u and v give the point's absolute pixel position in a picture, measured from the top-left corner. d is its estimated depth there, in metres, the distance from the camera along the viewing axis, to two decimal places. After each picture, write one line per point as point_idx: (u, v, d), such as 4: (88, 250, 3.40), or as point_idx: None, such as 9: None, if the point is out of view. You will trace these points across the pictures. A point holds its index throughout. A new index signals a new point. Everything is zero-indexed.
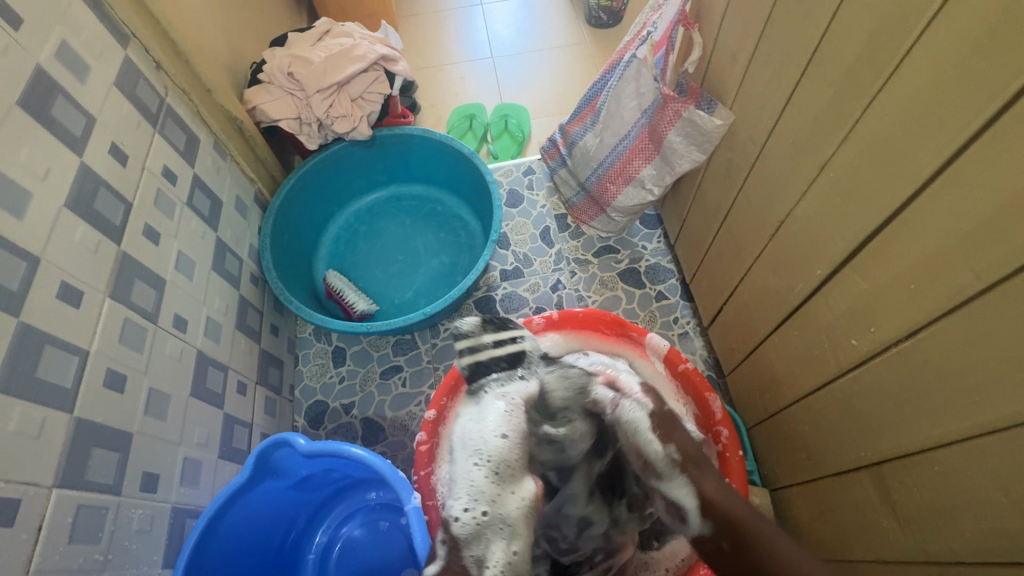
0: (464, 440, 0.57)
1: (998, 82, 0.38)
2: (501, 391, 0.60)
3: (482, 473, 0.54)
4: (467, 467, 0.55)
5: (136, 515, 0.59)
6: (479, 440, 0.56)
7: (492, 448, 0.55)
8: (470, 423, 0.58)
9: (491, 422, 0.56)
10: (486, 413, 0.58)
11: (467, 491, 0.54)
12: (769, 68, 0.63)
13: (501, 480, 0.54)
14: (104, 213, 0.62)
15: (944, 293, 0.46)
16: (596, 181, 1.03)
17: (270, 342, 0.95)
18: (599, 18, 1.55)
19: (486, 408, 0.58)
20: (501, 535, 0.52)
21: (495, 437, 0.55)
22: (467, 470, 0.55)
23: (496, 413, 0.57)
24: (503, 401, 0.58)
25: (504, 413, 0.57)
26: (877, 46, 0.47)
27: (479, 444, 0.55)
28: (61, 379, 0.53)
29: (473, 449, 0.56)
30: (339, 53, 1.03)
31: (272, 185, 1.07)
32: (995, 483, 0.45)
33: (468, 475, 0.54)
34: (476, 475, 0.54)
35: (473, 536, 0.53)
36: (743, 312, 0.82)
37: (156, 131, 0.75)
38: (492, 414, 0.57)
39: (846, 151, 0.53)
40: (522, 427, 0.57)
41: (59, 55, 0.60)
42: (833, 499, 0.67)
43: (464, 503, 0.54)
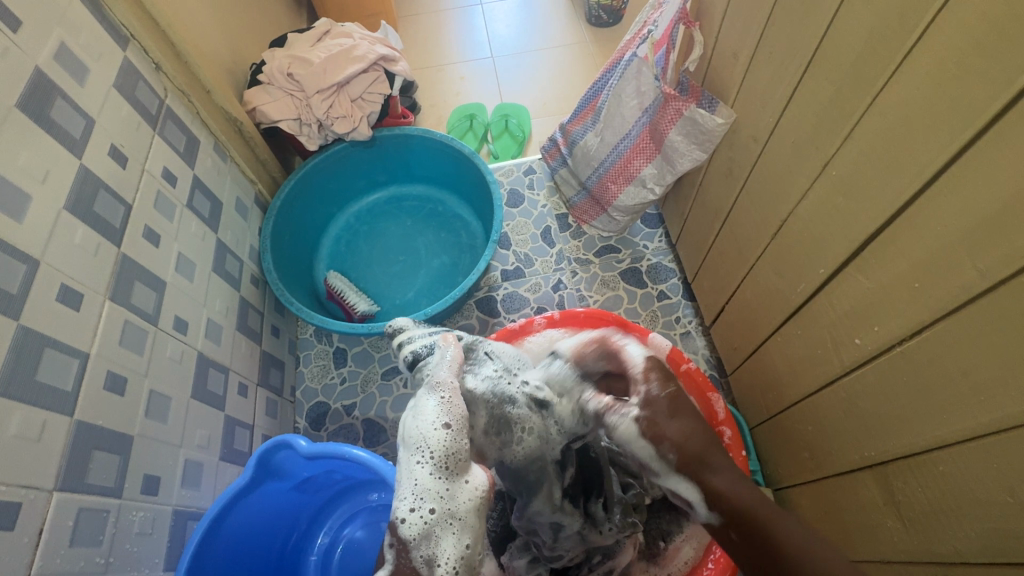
0: (406, 435, 0.49)
1: (1002, 79, 0.38)
2: (435, 380, 0.52)
3: (425, 468, 0.46)
4: (409, 465, 0.47)
5: (138, 518, 0.59)
6: (422, 432, 0.48)
7: (434, 440, 0.47)
8: (410, 416, 0.50)
9: (430, 412, 0.49)
10: (427, 402, 0.50)
11: (412, 489, 0.46)
12: (770, 66, 0.63)
13: (446, 475, 0.46)
14: (104, 215, 0.62)
15: (947, 292, 0.46)
16: (597, 180, 1.03)
17: (271, 344, 0.94)
18: (599, 18, 1.54)
19: (428, 396, 0.50)
20: (453, 532, 0.45)
21: (437, 427, 0.48)
22: (409, 467, 0.47)
23: (437, 401, 0.50)
24: (436, 388, 0.51)
25: (443, 401, 0.49)
26: (879, 44, 0.47)
27: (422, 436, 0.48)
28: (62, 382, 0.53)
29: (414, 446, 0.47)
30: (339, 54, 1.02)
31: (272, 186, 1.07)
32: (1001, 483, 0.45)
33: (411, 473, 0.46)
34: (418, 471, 0.46)
35: (423, 537, 0.44)
36: (745, 311, 0.82)
37: (156, 133, 0.74)
38: (433, 403, 0.49)
39: (849, 149, 0.53)
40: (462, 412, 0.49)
41: (58, 57, 0.60)
42: (837, 499, 0.67)
43: (409, 502, 0.45)
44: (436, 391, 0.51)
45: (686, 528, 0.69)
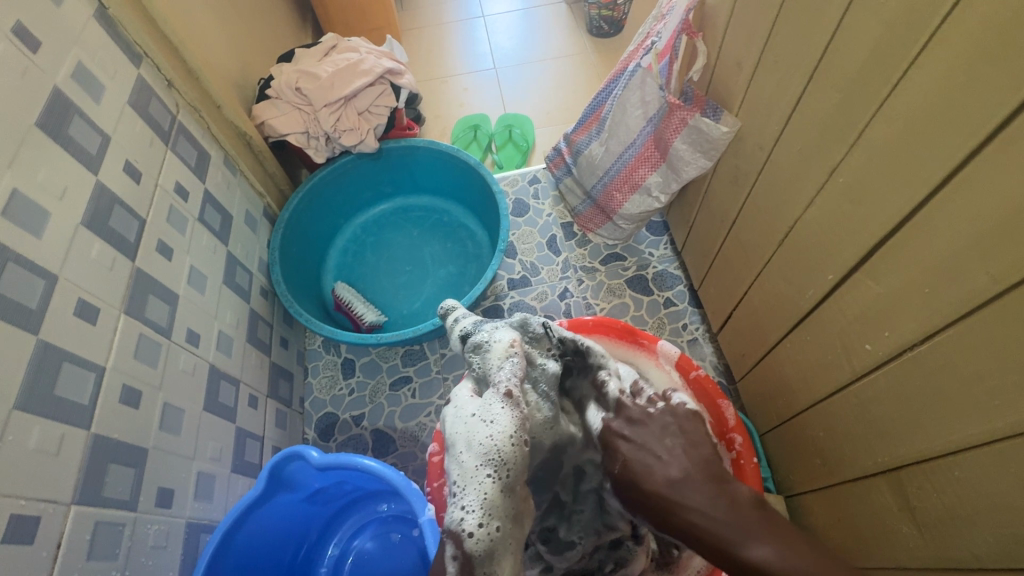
0: (474, 444, 0.46)
1: (1008, 88, 0.38)
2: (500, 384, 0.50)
3: (496, 484, 0.44)
4: (476, 476, 0.44)
5: (153, 531, 0.59)
6: (494, 441, 0.45)
7: (509, 454, 0.45)
8: (477, 423, 0.48)
9: (502, 422, 0.47)
10: (496, 409, 0.48)
11: (479, 501, 0.43)
12: (774, 75, 0.64)
13: (513, 492, 0.45)
14: (119, 230, 0.63)
15: (958, 298, 0.46)
16: (602, 189, 1.04)
17: (280, 355, 0.95)
18: (600, 28, 1.56)
19: (497, 405, 0.48)
20: (513, 552, 0.43)
21: (512, 439, 0.46)
22: (477, 479, 0.44)
23: (506, 407, 0.48)
24: (503, 396, 0.49)
25: (512, 410, 0.48)
26: (885, 52, 0.48)
27: (494, 446, 0.45)
28: (79, 396, 0.53)
29: (480, 453, 0.45)
30: (347, 67, 1.04)
31: (281, 199, 1.09)
32: (1018, 489, 0.45)
33: (478, 483, 0.44)
34: (489, 485, 0.43)
35: (488, 554, 0.42)
36: (753, 318, 0.82)
37: (168, 148, 0.76)
38: (505, 410, 0.48)
39: (855, 157, 0.54)
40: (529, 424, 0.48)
41: (75, 76, 0.61)
42: (849, 506, 0.67)
43: (477, 515, 0.42)
44: (506, 397, 0.49)
45: None
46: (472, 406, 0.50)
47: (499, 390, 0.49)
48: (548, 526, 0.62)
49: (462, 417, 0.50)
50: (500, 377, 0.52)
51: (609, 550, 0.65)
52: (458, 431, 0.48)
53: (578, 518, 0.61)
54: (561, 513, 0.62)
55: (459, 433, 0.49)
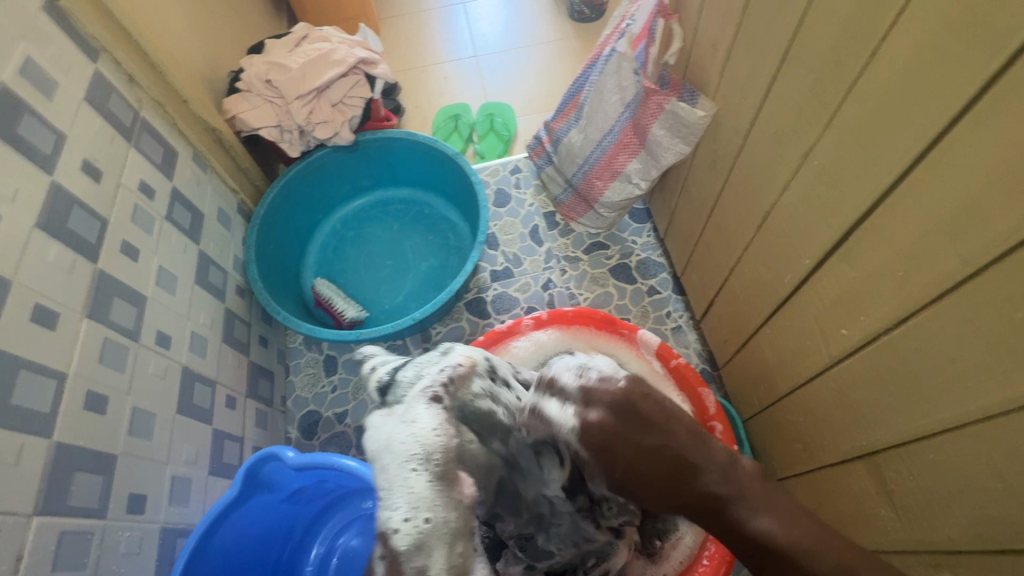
0: (394, 445, 0.44)
1: (975, 66, 0.37)
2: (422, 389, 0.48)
3: (421, 478, 0.42)
4: (399, 473, 0.43)
5: (124, 538, 0.58)
6: (415, 439, 0.44)
7: (433, 447, 0.44)
8: (397, 424, 0.46)
9: (425, 419, 0.46)
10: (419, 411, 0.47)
11: (406, 497, 0.42)
12: (749, 56, 0.63)
13: (447, 482, 0.43)
14: (79, 232, 0.61)
15: (930, 282, 0.45)
16: (583, 177, 1.03)
17: (259, 354, 0.93)
18: (581, 13, 1.54)
19: (417, 406, 0.47)
20: (447, 543, 0.41)
21: (435, 433, 0.45)
22: (399, 476, 0.43)
23: (427, 408, 0.47)
24: (426, 398, 0.48)
25: (434, 411, 0.47)
26: (856, 30, 0.46)
27: (415, 443, 0.44)
28: (39, 404, 0.52)
29: (400, 453, 0.44)
30: (318, 58, 1.01)
31: (255, 194, 1.06)
32: (989, 471, 0.45)
33: (404, 479, 0.42)
34: (415, 479, 0.42)
35: (415, 549, 0.40)
36: (734, 304, 0.81)
37: (131, 145, 0.73)
38: (425, 411, 0.46)
39: (828, 140, 0.53)
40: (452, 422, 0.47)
41: (25, 72, 0.59)
42: (829, 491, 0.67)
43: (403, 510, 0.41)
44: (431, 398, 0.48)
45: (682, 524, 0.67)
46: (390, 412, 0.48)
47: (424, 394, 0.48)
48: (525, 534, 0.62)
49: (383, 421, 0.47)
50: (425, 384, 0.49)
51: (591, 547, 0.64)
52: (376, 435, 0.46)
53: (554, 531, 0.61)
54: (538, 527, 0.61)
55: (377, 441, 0.46)
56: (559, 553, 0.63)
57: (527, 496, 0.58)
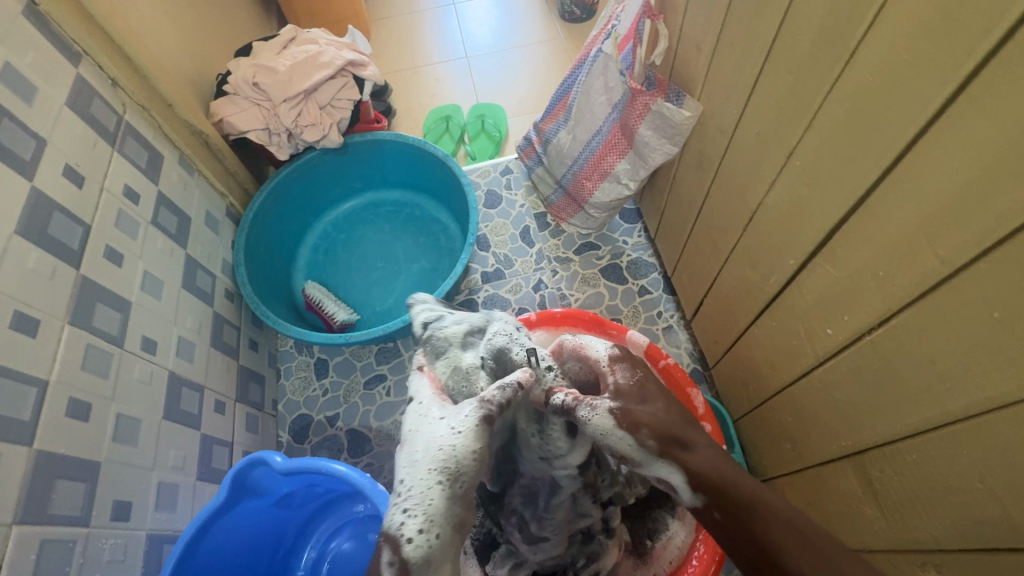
0: (432, 449, 0.43)
1: (949, 65, 0.37)
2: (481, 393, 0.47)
3: (442, 492, 0.41)
4: (425, 482, 0.42)
5: (108, 546, 0.58)
6: (452, 450, 0.43)
7: (464, 464, 0.43)
8: (445, 428, 0.44)
9: (464, 424, 0.45)
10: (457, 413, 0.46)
11: (424, 508, 0.41)
12: (732, 57, 0.63)
13: (464, 501, 0.43)
14: (61, 238, 0.61)
15: (910, 281, 0.45)
16: (572, 178, 1.03)
17: (249, 358, 0.93)
18: (572, 13, 1.54)
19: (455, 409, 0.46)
20: (453, 561, 0.41)
21: (473, 450, 0.44)
22: (426, 484, 0.42)
23: (472, 411, 0.46)
24: (482, 404, 0.46)
25: (479, 420, 0.45)
26: (834, 30, 0.46)
27: (453, 455, 0.43)
28: (18, 412, 0.51)
29: (437, 463, 0.43)
30: (305, 60, 1.01)
31: (244, 197, 1.06)
32: (971, 471, 0.45)
33: (426, 489, 0.42)
34: (437, 492, 0.41)
35: (424, 564, 0.39)
36: (723, 304, 0.81)
37: (115, 150, 0.73)
38: (468, 416, 0.45)
39: (809, 140, 0.53)
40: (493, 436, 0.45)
41: (4, 77, 0.58)
42: (819, 490, 0.67)
43: (419, 521, 0.40)
44: (483, 406, 0.46)
45: (673, 523, 0.68)
46: (448, 410, 0.47)
47: (482, 401, 0.46)
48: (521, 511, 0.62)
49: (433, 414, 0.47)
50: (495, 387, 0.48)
51: (581, 545, 0.65)
52: (420, 430, 0.46)
53: (550, 520, 0.59)
54: (533, 512, 0.60)
55: (418, 435, 0.46)
56: (554, 538, 0.61)
57: (527, 472, 0.59)
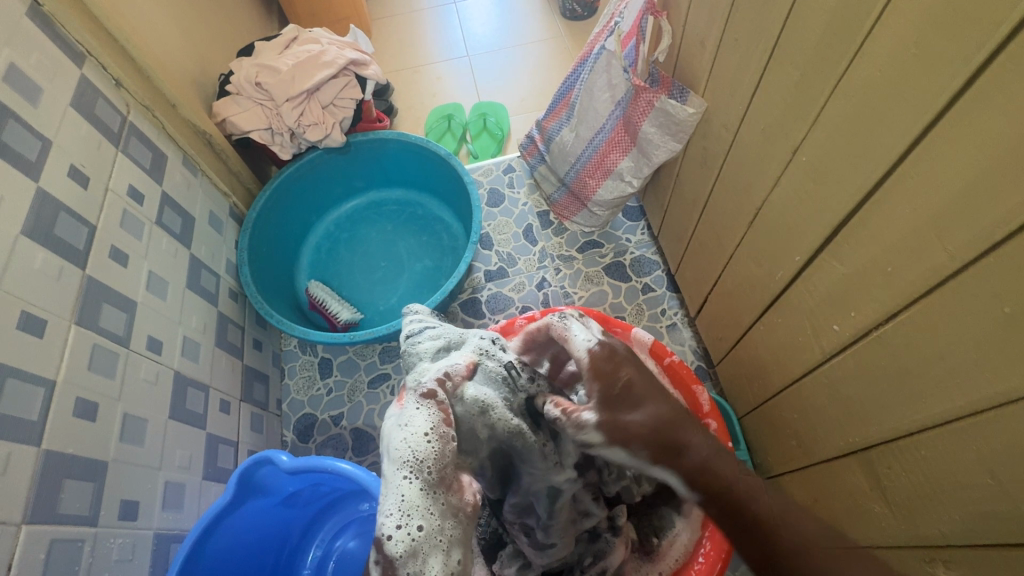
0: (390, 450, 0.45)
1: (958, 59, 0.37)
2: (422, 388, 0.49)
3: (410, 486, 0.42)
4: (393, 481, 0.43)
5: (116, 545, 0.58)
6: (409, 445, 0.44)
7: (423, 453, 0.44)
8: (396, 428, 0.46)
9: (416, 418, 0.46)
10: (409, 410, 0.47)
11: (398, 504, 0.42)
12: (736, 53, 0.63)
13: (434, 487, 0.43)
14: (66, 238, 0.61)
15: (918, 277, 0.45)
16: (575, 176, 1.02)
17: (253, 358, 0.93)
18: (573, 11, 1.54)
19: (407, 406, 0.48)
20: (443, 549, 0.41)
21: (428, 437, 0.45)
22: (394, 482, 0.43)
23: (417, 404, 0.47)
24: (421, 398, 0.48)
25: (430, 412, 0.47)
26: (841, 25, 0.46)
27: (410, 449, 0.44)
28: (27, 412, 0.51)
29: (398, 460, 0.44)
30: (308, 60, 1.00)
31: (247, 197, 1.06)
32: (980, 465, 0.45)
33: (396, 486, 0.43)
34: (406, 487, 0.42)
35: (411, 555, 0.40)
36: (727, 301, 0.81)
37: (119, 150, 0.73)
38: (416, 409, 0.47)
39: (815, 136, 0.53)
40: (447, 422, 0.47)
41: (9, 78, 0.58)
42: (825, 486, 0.67)
43: (395, 517, 0.41)
44: (425, 398, 0.48)
45: (678, 521, 0.67)
46: (396, 414, 0.49)
47: (417, 393, 0.48)
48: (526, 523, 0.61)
49: (390, 419, 0.48)
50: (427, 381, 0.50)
51: (587, 544, 0.66)
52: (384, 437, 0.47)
53: (555, 526, 0.59)
54: (537, 521, 0.59)
55: (384, 443, 0.48)
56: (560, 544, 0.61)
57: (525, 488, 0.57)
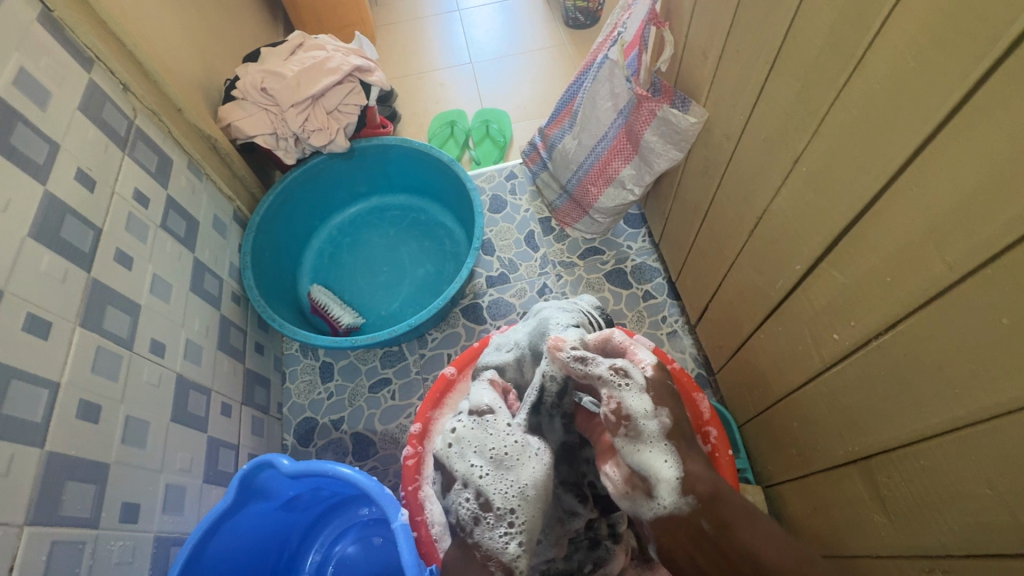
0: (535, 480, 0.52)
1: (957, 74, 0.38)
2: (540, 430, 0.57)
3: (542, 522, 0.51)
4: (534, 511, 0.51)
5: (117, 548, 0.58)
6: (546, 482, 0.53)
7: (554, 495, 0.53)
8: (534, 460, 0.53)
9: (550, 462, 0.55)
10: (546, 451, 0.55)
11: (530, 532, 0.50)
12: (737, 64, 0.63)
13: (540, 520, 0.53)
14: (72, 241, 0.61)
15: (919, 287, 0.45)
16: (577, 183, 1.03)
17: (255, 361, 0.93)
18: (576, 20, 1.54)
19: (544, 449, 0.55)
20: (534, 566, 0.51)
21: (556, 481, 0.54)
22: (534, 516, 0.51)
23: (552, 449, 0.55)
24: (543, 442, 0.56)
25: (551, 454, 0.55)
26: (840, 39, 0.47)
27: (549, 488, 0.53)
28: (30, 414, 0.52)
29: (538, 492, 0.52)
30: (313, 66, 1.01)
31: (251, 202, 1.07)
32: (979, 476, 0.45)
33: (533, 517, 0.50)
34: (541, 524, 0.51)
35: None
36: (728, 309, 0.81)
37: (125, 154, 0.73)
38: (553, 455, 0.55)
39: (816, 146, 0.53)
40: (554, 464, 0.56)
41: (18, 82, 0.59)
42: (826, 495, 0.67)
43: (526, 547, 0.49)
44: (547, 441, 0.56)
45: None
46: (523, 443, 0.54)
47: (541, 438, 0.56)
48: None
49: (513, 445, 0.54)
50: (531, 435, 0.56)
51: (588, 551, 0.65)
52: (517, 463, 0.53)
53: None
54: None
55: (510, 466, 0.53)
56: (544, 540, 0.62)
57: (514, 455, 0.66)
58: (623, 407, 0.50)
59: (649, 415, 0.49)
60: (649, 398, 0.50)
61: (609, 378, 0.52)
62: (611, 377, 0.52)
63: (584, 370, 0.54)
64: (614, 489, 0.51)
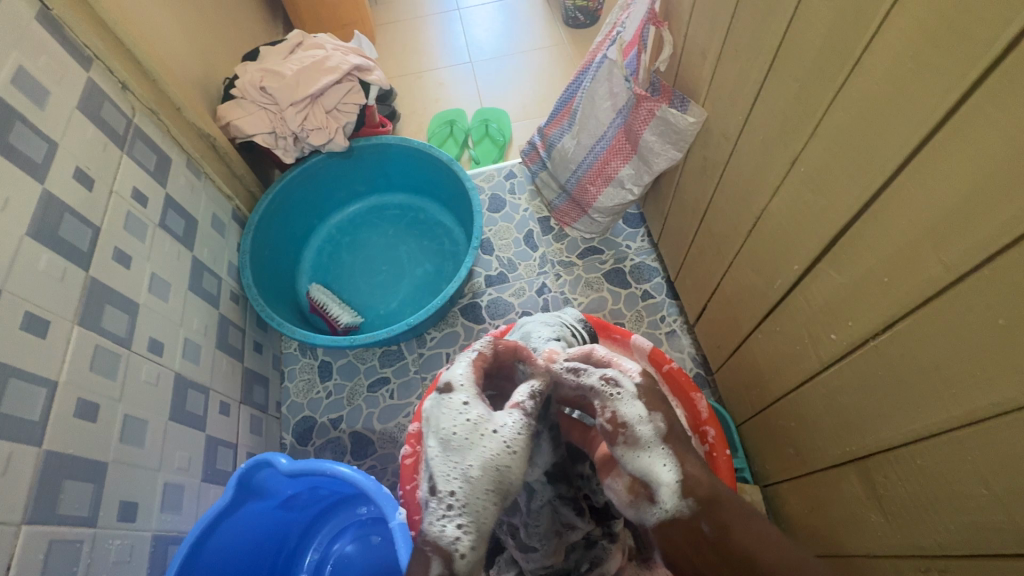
0: (487, 460, 0.44)
1: (954, 74, 0.38)
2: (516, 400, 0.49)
3: (494, 510, 0.44)
4: (481, 495, 0.44)
5: (114, 546, 0.58)
6: (506, 463, 0.45)
7: (516, 477, 0.46)
8: (490, 439, 0.45)
9: (517, 443, 0.46)
10: (512, 429, 0.46)
11: (478, 520, 0.43)
12: (736, 64, 0.63)
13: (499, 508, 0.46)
14: (70, 240, 0.61)
15: (917, 288, 0.45)
16: (576, 183, 1.03)
17: (254, 360, 0.93)
18: (576, 19, 1.54)
19: (510, 424, 0.46)
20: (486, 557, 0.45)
21: (523, 462, 0.46)
22: (484, 502, 0.44)
23: (522, 426, 0.47)
24: (517, 414, 0.47)
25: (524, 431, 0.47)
26: (839, 39, 0.47)
27: (507, 470, 0.45)
28: (28, 413, 0.52)
29: (489, 472, 0.44)
30: (312, 65, 1.01)
31: (250, 201, 1.07)
32: (975, 476, 0.45)
33: (482, 502, 0.44)
34: (492, 511, 0.44)
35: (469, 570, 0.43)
36: (726, 309, 0.81)
37: (123, 152, 0.73)
38: (521, 434, 0.46)
39: (815, 146, 0.53)
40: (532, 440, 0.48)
41: (16, 80, 0.59)
42: (824, 494, 0.67)
43: (470, 537, 0.43)
44: (520, 412, 0.47)
45: None
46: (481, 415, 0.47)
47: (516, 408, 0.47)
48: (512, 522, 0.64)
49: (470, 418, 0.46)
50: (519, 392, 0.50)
51: (584, 551, 0.66)
52: (466, 438, 0.45)
53: (536, 527, 0.62)
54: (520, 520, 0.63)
55: (460, 441, 0.46)
56: (542, 549, 0.63)
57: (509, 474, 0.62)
58: (618, 417, 0.47)
59: (645, 420, 0.47)
60: (644, 405, 0.48)
61: (602, 387, 0.49)
62: (605, 387, 0.49)
63: (573, 381, 0.51)
64: (619, 500, 0.49)
